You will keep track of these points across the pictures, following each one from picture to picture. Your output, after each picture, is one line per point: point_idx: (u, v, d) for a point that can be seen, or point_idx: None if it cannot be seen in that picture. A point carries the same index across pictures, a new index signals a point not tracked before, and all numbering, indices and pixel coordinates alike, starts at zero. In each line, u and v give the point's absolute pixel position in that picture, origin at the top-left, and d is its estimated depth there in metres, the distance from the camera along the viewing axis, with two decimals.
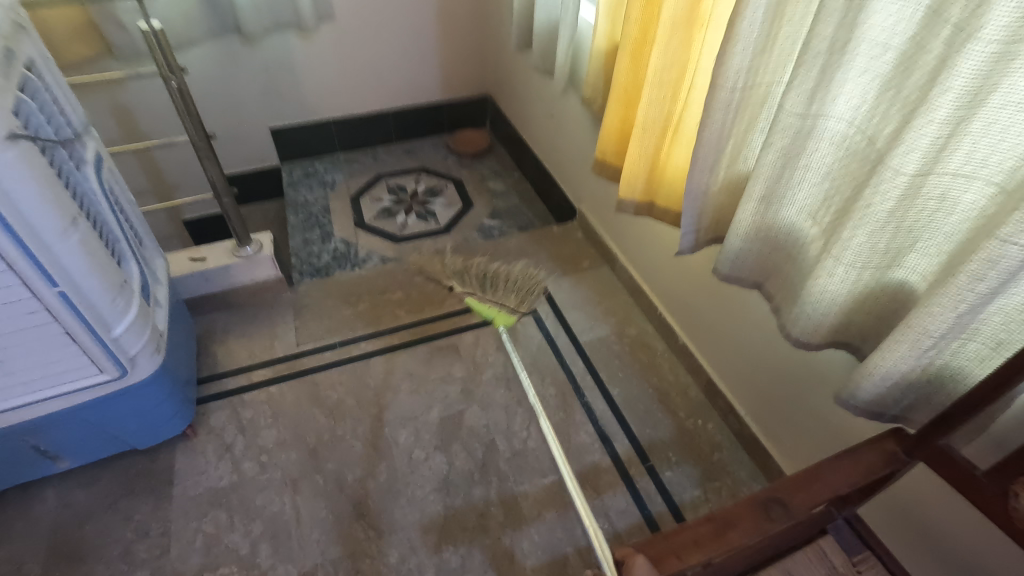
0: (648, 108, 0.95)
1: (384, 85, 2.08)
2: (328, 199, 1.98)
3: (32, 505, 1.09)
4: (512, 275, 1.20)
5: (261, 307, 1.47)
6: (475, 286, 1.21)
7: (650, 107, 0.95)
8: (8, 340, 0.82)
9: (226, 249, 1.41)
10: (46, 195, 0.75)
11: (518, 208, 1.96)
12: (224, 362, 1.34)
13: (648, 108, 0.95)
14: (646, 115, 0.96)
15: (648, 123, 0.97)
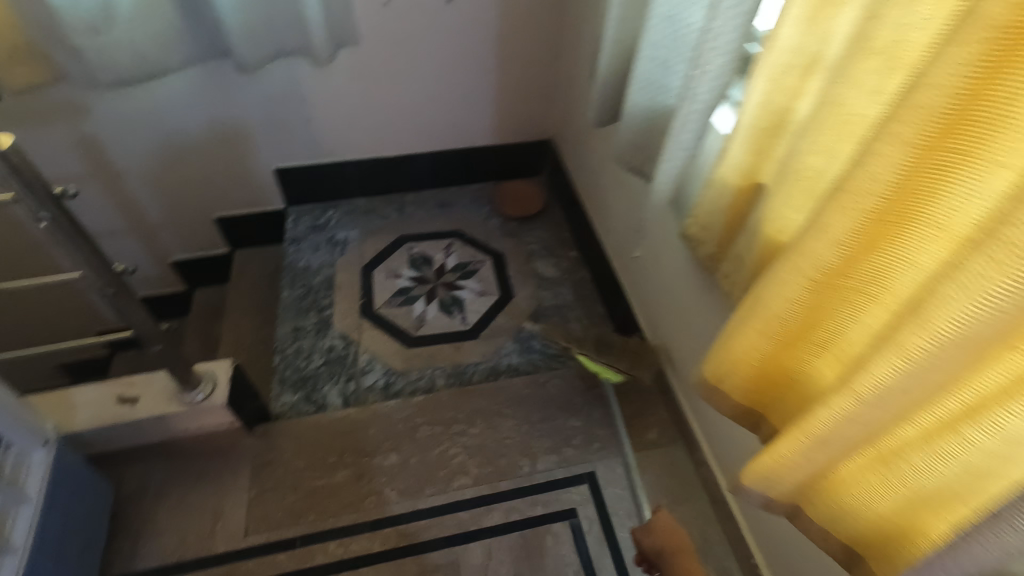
0: (839, 422, 0.50)
1: (418, 123, 1.63)
2: (334, 268, 1.59)
3: None
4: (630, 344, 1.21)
5: (211, 458, 1.10)
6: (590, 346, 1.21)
7: (844, 424, 0.50)
8: None
9: (167, 387, 1.04)
10: None
11: (570, 309, 1.51)
12: (147, 551, 1.00)
13: (837, 422, 0.50)
14: (831, 430, 0.51)
15: (833, 439, 0.52)
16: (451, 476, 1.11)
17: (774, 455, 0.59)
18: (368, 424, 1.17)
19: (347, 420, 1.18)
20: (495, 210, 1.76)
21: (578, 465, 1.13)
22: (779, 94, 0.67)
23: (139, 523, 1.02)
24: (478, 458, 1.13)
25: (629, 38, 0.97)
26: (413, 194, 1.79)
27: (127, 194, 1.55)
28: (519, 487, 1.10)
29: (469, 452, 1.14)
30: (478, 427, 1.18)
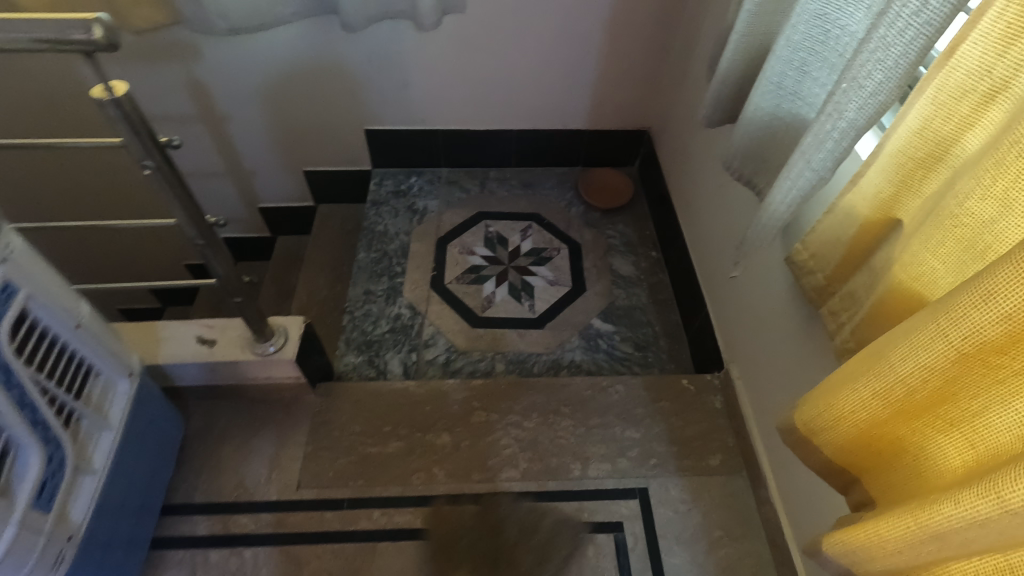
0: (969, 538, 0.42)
1: (514, 99, 1.59)
2: (409, 236, 1.60)
3: None
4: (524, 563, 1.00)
5: (275, 408, 1.14)
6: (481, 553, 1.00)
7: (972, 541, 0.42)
8: None
9: (243, 335, 1.08)
10: None
11: (643, 313, 1.45)
12: (208, 487, 1.05)
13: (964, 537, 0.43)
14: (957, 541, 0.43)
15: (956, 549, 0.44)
16: (500, 466, 1.10)
17: (876, 538, 0.52)
18: (425, 399, 1.17)
19: (406, 392, 1.18)
20: (579, 198, 1.70)
21: (631, 479, 1.09)
22: (946, 123, 0.56)
23: (203, 459, 1.08)
24: (529, 453, 1.11)
25: (765, 36, 0.88)
26: (497, 170, 1.75)
27: (228, 137, 1.60)
28: (567, 490, 1.07)
29: (521, 446, 1.12)
30: (533, 422, 1.16)
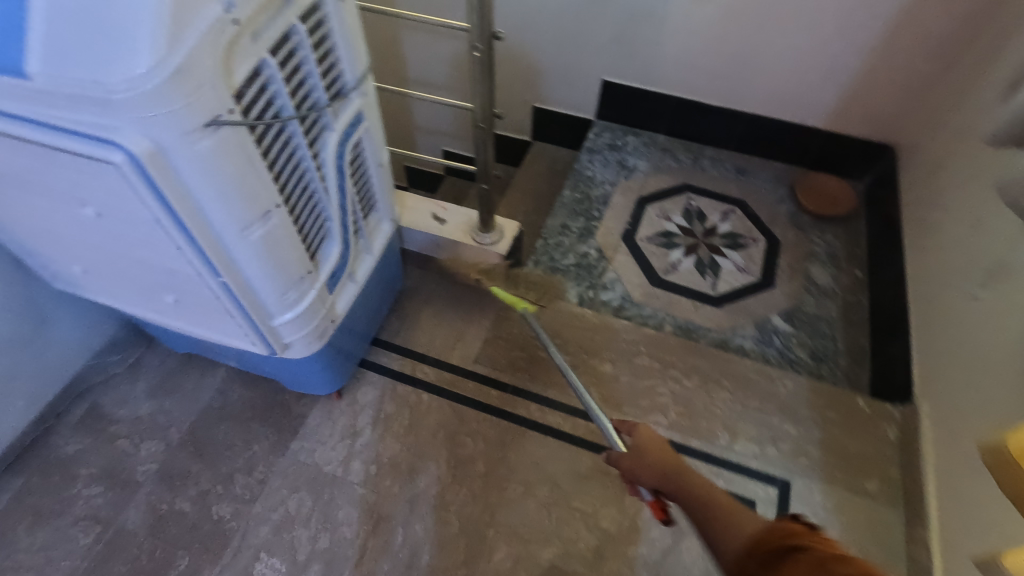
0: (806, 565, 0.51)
1: (759, 81, 1.57)
2: (613, 189, 1.66)
3: (206, 372, 1.18)
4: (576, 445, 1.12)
5: (471, 293, 1.31)
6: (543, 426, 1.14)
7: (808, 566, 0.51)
8: (180, 291, 0.76)
9: (468, 222, 1.24)
10: (235, 190, 0.62)
11: (828, 326, 1.39)
12: (405, 336, 1.25)
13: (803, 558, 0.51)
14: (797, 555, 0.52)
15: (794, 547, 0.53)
16: (650, 409, 1.16)
17: None
18: (597, 330, 1.27)
19: (581, 318, 1.29)
20: (791, 197, 1.65)
21: (776, 468, 1.10)
22: None
23: (407, 313, 1.28)
24: (680, 409, 1.16)
25: None
26: (714, 150, 1.75)
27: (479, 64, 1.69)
28: (709, 453, 1.11)
29: (674, 400, 1.18)
30: (692, 383, 1.20)
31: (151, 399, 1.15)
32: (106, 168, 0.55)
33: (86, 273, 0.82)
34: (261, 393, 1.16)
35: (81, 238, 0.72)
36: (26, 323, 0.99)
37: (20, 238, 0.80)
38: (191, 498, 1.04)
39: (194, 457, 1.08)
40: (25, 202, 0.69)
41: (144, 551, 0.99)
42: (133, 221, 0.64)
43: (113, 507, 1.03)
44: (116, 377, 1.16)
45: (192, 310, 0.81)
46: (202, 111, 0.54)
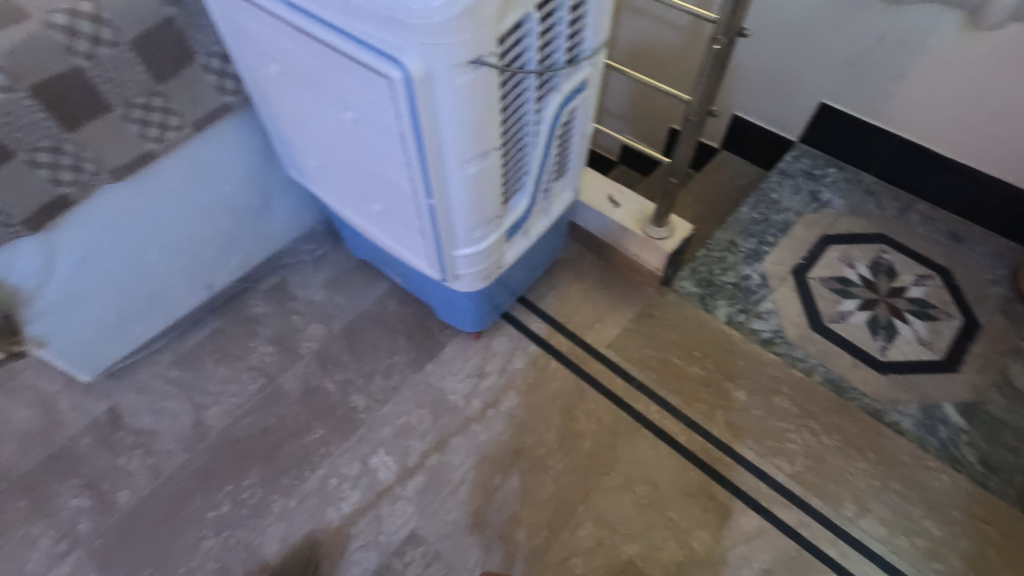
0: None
1: (1013, 140, 1.36)
2: (797, 218, 1.55)
3: (373, 281, 1.32)
4: (686, 456, 1.10)
5: (622, 281, 1.32)
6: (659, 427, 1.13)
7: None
8: (390, 201, 0.86)
9: (642, 213, 1.24)
10: (471, 126, 0.68)
11: (1013, 435, 1.20)
12: (549, 303, 1.29)
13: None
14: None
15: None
16: (774, 452, 1.10)
17: None
18: (739, 355, 1.22)
19: (726, 337, 1.24)
20: (1009, 281, 1.42)
21: (901, 560, 1.01)
22: None
23: (556, 283, 1.32)
24: (808, 462, 1.09)
25: None
26: (927, 206, 1.56)
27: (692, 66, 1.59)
28: (828, 517, 1.04)
29: (805, 451, 1.10)
30: (830, 441, 1.11)
31: (324, 290, 1.31)
32: (380, 81, 0.63)
33: (319, 168, 0.96)
34: (412, 313, 1.27)
35: (331, 138, 0.84)
36: (259, 196, 1.18)
37: (281, 128, 0.95)
38: (336, 382, 1.18)
39: (346, 349, 1.23)
40: (300, 98, 0.81)
41: (291, 412, 1.15)
42: (381, 132, 0.73)
43: (277, 367, 1.21)
44: (304, 262, 1.35)
45: (392, 221, 0.91)
46: (471, 49, 0.60)
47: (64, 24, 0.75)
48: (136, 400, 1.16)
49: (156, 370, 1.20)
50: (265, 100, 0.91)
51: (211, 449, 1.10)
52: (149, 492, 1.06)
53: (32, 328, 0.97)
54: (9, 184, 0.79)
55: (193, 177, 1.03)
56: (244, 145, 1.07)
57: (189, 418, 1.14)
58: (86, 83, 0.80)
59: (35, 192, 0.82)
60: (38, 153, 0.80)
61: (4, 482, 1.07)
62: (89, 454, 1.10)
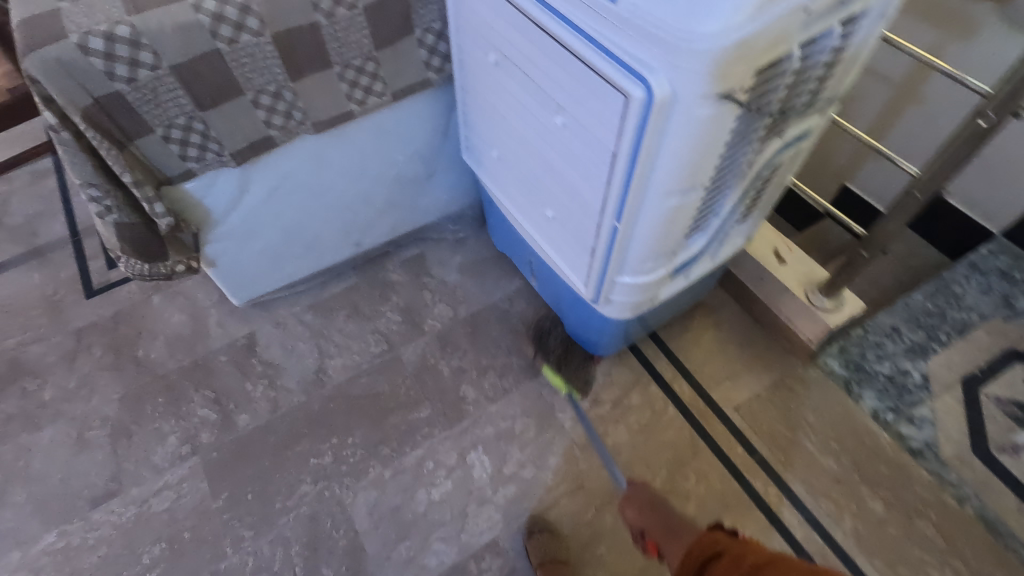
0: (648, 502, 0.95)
1: None
2: (981, 322, 1.27)
3: (506, 276, 1.31)
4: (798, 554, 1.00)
5: (765, 343, 1.21)
6: (780, 515, 1.03)
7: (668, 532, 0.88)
8: (568, 211, 0.83)
9: (809, 276, 1.13)
10: (690, 159, 0.63)
11: None
12: (680, 344, 1.22)
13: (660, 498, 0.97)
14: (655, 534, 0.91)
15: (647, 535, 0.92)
16: None
17: None
18: (884, 461, 1.09)
19: (871, 436, 1.12)
20: None
21: None
22: None
23: (692, 326, 1.24)
24: None
25: None
26: None
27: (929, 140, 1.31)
28: None
29: None
30: None
31: (459, 274, 1.32)
32: (614, 94, 0.60)
33: (500, 159, 0.95)
34: (539, 318, 1.25)
35: (527, 135, 0.82)
36: (426, 170, 1.20)
37: (475, 113, 0.95)
38: (452, 367, 1.19)
39: (468, 337, 1.23)
40: (509, 91, 0.80)
41: (404, 384, 1.17)
42: (589, 143, 0.69)
43: (400, 337, 1.23)
44: (444, 241, 1.36)
45: (561, 231, 0.88)
46: (726, 83, 0.55)
47: None
48: (271, 333, 1.23)
49: (294, 310, 1.26)
50: (469, 84, 0.91)
51: (326, 398, 1.15)
52: (265, 423, 1.12)
53: (209, 248, 1.05)
54: (232, 119, 0.85)
55: (377, 142, 1.06)
56: (428, 120, 1.08)
57: (313, 364, 1.19)
58: (318, 38, 0.83)
59: (250, 130, 0.88)
60: (262, 95, 0.85)
61: (150, 375, 1.18)
62: (223, 371, 1.18)
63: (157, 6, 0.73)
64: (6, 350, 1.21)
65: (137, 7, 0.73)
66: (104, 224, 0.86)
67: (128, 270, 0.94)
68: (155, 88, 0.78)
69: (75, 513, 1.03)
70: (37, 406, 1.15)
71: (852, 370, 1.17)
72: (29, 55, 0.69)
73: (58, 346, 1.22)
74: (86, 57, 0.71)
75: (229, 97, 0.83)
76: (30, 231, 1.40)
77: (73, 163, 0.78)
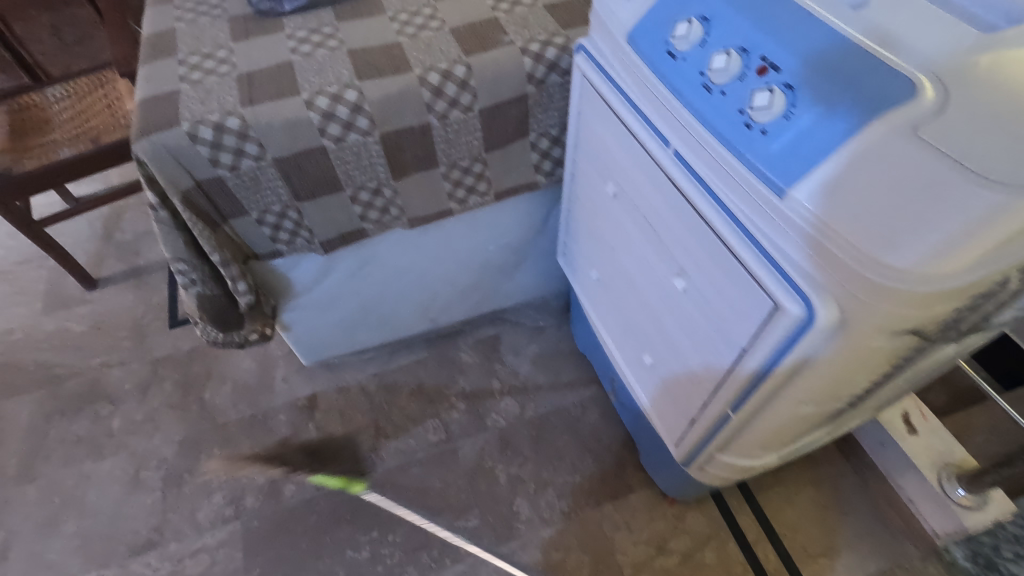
0: None
1: None
2: None
3: (582, 379, 1.21)
4: None
5: (876, 518, 1.02)
6: None
7: None
8: (670, 369, 0.72)
9: (945, 458, 0.95)
10: (842, 380, 0.51)
11: None
12: (770, 499, 1.06)
13: None
14: None
15: None
16: None
17: None
18: None
19: None
20: None
21: None
22: None
23: (788, 478, 1.08)
24: None
25: None
26: None
27: None
28: None
29: None
30: None
31: (532, 366, 1.23)
32: (761, 295, 0.49)
33: (598, 282, 0.85)
34: (611, 435, 1.13)
35: (636, 278, 0.72)
36: (516, 260, 1.12)
37: (579, 227, 0.86)
38: (509, 474, 1.10)
39: (531, 442, 1.13)
40: (624, 228, 0.71)
41: (455, 483, 1.09)
42: (714, 323, 0.58)
43: (460, 429, 1.15)
44: (522, 327, 1.28)
45: (657, 383, 0.77)
46: (914, 321, 0.43)
47: (434, 84, 0.74)
48: (333, 399, 1.20)
49: (359, 376, 1.23)
50: (578, 200, 0.82)
51: (373, 483, 1.09)
52: (310, 498, 1.08)
53: (286, 315, 1.03)
54: (327, 210, 0.82)
55: (469, 232, 1.00)
56: (526, 216, 1.01)
57: (367, 442, 1.14)
58: (427, 138, 0.79)
59: (343, 221, 0.85)
60: (361, 192, 0.82)
61: (210, 423, 1.17)
62: (279, 432, 1.16)
63: (272, 100, 0.71)
64: (89, 370, 1.26)
65: (251, 99, 0.71)
66: (187, 294, 0.85)
67: (204, 335, 0.92)
68: (256, 177, 0.75)
69: (115, 559, 1.03)
70: (104, 434, 1.17)
71: (983, 566, 0.90)
72: (140, 139, 0.68)
73: (135, 374, 1.25)
74: (194, 145, 0.70)
75: (327, 190, 0.80)
76: (134, 250, 1.47)
77: (166, 239, 0.77)
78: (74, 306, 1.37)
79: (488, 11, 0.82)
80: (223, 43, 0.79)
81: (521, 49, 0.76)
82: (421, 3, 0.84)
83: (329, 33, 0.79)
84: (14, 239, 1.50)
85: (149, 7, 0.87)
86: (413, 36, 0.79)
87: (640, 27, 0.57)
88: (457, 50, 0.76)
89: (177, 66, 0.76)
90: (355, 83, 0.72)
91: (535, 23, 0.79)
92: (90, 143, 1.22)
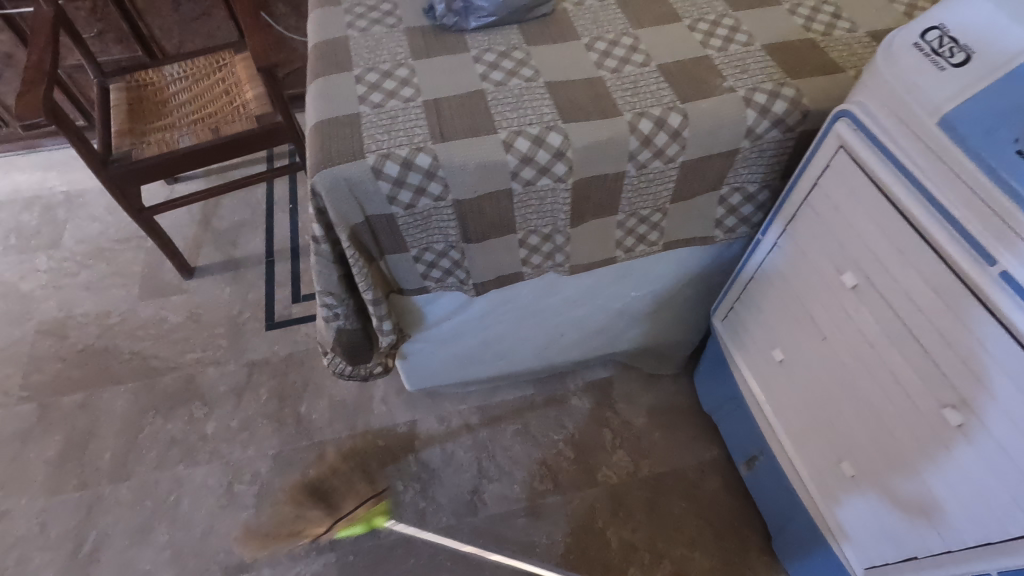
0: None
1: None
2: None
3: (703, 440, 1.12)
4: None
5: None
6: None
7: None
8: (893, 493, 0.62)
9: None
10: None
11: None
12: None
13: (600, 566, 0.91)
14: None
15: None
16: None
17: None
18: None
19: None
20: None
21: None
22: None
23: None
24: None
25: None
26: None
27: None
28: None
29: None
30: None
31: (647, 419, 1.14)
32: None
33: (782, 364, 0.76)
34: (735, 509, 1.04)
35: (864, 382, 0.63)
36: (653, 309, 1.03)
37: (766, 300, 0.76)
38: (621, 540, 1.01)
39: (645, 505, 1.05)
40: (860, 325, 0.61)
41: (563, 542, 1.01)
42: (1004, 480, 0.49)
43: (569, 480, 1.08)
44: (637, 373, 1.19)
45: (857, 496, 0.67)
46: None
47: (645, 133, 0.64)
48: (434, 429, 1.13)
49: (462, 407, 1.16)
50: (778, 273, 0.73)
51: (476, 530, 1.02)
52: (410, 538, 1.02)
53: (408, 345, 0.96)
54: (491, 253, 0.74)
55: (619, 279, 0.91)
56: (683, 268, 0.91)
57: (469, 482, 1.07)
58: (617, 188, 0.70)
59: (504, 265, 0.77)
60: (532, 236, 0.73)
61: (306, 440, 1.12)
62: (376, 459, 1.10)
63: (466, 137, 0.62)
64: (184, 367, 1.21)
65: (443, 133, 0.63)
66: (326, 327, 0.77)
67: (331, 364, 0.86)
68: (430, 217, 0.67)
69: None
70: (198, 438, 1.12)
71: None
72: (321, 170, 0.61)
73: (230, 376, 1.20)
74: (376, 181, 0.62)
75: (498, 234, 0.71)
76: (231, 240, 1.42)
77: (320, 274, 0.70)
78: (171, 295, 1.33)
79: (697, 47, 0.72)
80: (403, 60, 0.70)
81: (744, 99, 0.66)
82: (619, 30, 0.74)
83: (521, 60, 0.70)
84: (112, 215, 1.47)
85: (314, 7, 0.79)
86: (615, 71, 0.69)
87: (961, 113, 0.45)
88: (670, 94, 0.66)
89: (354, 84, 0.68)
90: (558, 124, 0.63)
91: (756, 68, 0.69)
92: (211, 133, 1.16)
